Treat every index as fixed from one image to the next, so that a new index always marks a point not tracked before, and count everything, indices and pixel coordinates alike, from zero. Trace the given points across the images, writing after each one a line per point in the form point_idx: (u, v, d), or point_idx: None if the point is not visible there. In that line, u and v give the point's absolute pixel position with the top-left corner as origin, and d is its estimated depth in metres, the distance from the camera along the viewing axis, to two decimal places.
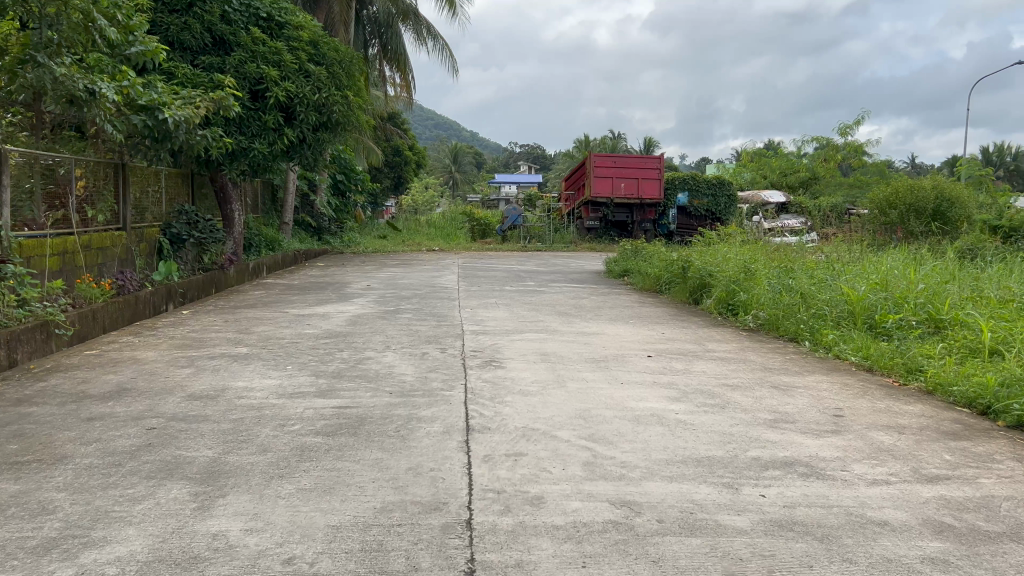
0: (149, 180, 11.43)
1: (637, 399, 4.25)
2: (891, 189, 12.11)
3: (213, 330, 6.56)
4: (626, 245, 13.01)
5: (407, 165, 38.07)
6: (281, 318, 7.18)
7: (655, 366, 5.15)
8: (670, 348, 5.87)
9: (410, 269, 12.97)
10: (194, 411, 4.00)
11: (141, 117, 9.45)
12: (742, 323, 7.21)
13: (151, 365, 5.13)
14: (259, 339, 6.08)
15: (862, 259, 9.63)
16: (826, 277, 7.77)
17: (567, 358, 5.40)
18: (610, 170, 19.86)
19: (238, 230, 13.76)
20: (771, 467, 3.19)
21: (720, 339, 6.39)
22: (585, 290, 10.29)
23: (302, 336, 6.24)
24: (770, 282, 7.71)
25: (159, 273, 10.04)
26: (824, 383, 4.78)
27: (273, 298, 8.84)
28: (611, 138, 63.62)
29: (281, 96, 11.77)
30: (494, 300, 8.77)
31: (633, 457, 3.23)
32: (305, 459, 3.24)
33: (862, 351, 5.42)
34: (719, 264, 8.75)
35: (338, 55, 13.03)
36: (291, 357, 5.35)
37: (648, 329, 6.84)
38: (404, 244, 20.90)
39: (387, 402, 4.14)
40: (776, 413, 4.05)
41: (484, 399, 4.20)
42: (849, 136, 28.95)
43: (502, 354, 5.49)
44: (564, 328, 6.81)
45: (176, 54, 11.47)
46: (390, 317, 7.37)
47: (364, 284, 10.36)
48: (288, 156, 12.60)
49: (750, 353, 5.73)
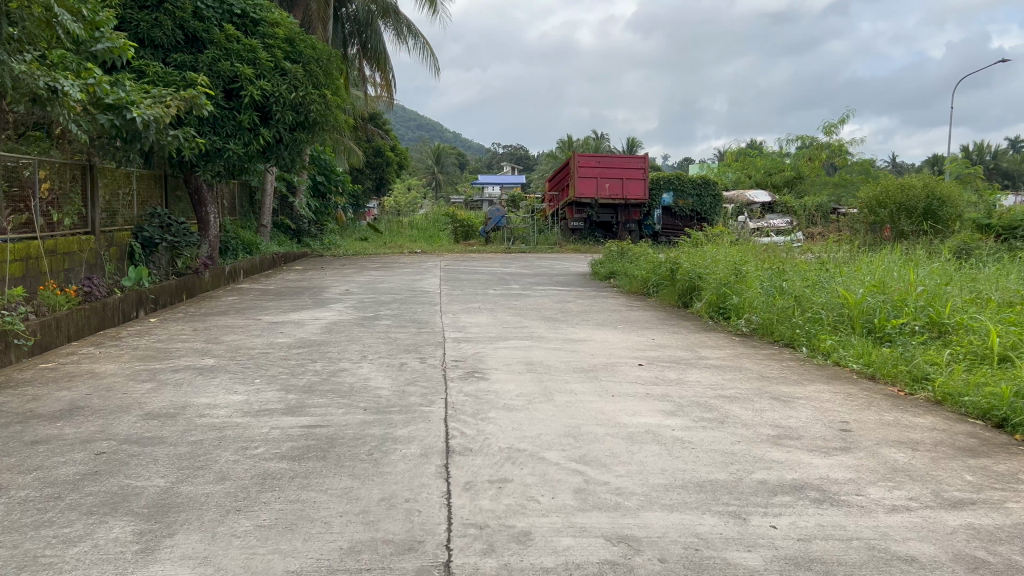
0: (119, 182, 11.04)
1: (629, 413, 3.97)
2: (881, 188, 11.98)
3: (180, 339, 6.21)
4: (612, 246, 12.75)
5: (389, 166, 37.63)
6: (254, 326, 6.84)
7: (647, 377, 4.87)
8: (661, 355, 5.59)
9: (391, 273, 12.65)
10: (149, 433, 3.66)
11: (108, 116, 9.05)
12: (734, 327, 6.95)
13: (110, 380, 4.79)
14: (227, 350, 5.74)
15: (854, 260, 9.42)
16: (820, 279, 7.53)
17: (555, 368, 5.11)
18: (594, 170, 19.62)
19: (214, 233, 13.38)
20: (780, 493, 2.91)
21: (713, 345, 6.12)
22: (571, 294, 10.00)
23: (274, 346, 5.91)
24: (762, 284, 7.46)
25: (129, 279, 9.66)
26: (826, 394, 4.52)
27: (247, 304, 8.49)
28: (594, 138, 63.45)
29: (256, 95, 11.41)
30: (477, 305, 8.46)
31: (629, 482, 2.95)
32: (266, 489, 2.92)
33: (864, 358, 5.17)
34: (708, 266, 8.51)
35: (315, 53, 12.72)
36: (261, 370, 5.03)
37: (638, 335, 6.55)
38: (386, 246, 20.58)
39: (361, 420, 3.83)
40: (779, 428, 3.77)
41: (465, 415, 3.90)
42: (833, 135, 28.88)
43: (486, 364, 5.19)
44: (550, 334, 6.52)
45: (146, 52, 11.08)
46: (368, 324, 7.05)
47: (343, 289, 10.04)
48: (264, 156, 12.25)
49: (745, 361, 5.46)
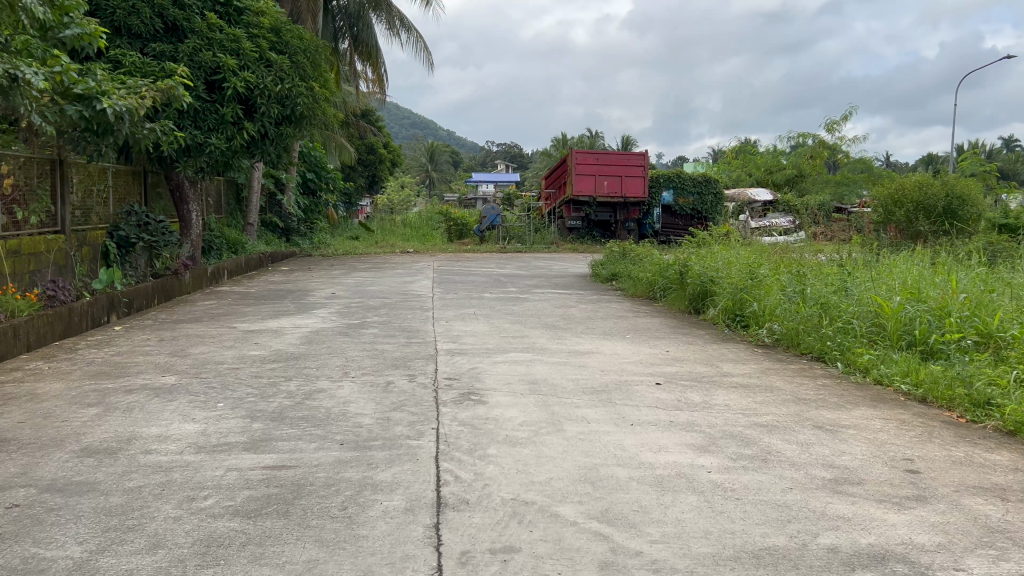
0: (93, 178, 10.40)
1: (654, 449, 3.36)
2: (897, 186, 11.37)
3: (141, 353, 5.56)
4: (614, 247, 12.15)
5: (381, 164, 36.88)
6: (227, 337, 6.20)
7: (668, 400, 4.26)
8: (681, 373, 4.97)
9: (381, 274, 12.01)
10: (79, 477, 3.02)
11: (77, 107, 8.32)
12: (756, 336, 6.35)
13: (50, 403, 4.14)
14: (192, 365, 5.10)
15: (875, 264, 8.84)
16: (846, 284, 6.94)
17: (562, 388, 4.49)
18: (593, 167, 19.03)
19: (195, 232, 12.72)
20: (858, 566, 2.30)
21: (735, 359, 5.52)
22: (572, 298, 9.37)
23: (246, 361, 5.27)
24: (783, 289, 6.86)
25: (100, 281, 8.99)
26: (877, 423, 3.92)
27: (222, 310, 7.83)
28: (590, 135, 62.90)
29: (239, 86, 10.74)
30: (473, 311, 7.83)
31: (667, 553, 2.34)
32: (208, 563, 2.30)
33: (912, 378, 4.59)
34: (722, 270, 7.92)
35: (301, 43, 12.07)
36: (227, 391, 4.40)
37: (650, 347, 5.93)
38: (377, 245, 19.94)
39: (336, 459, 3.21)
40: (836, 471, 3.16)
41: (460, 452, 3.28)
42: (836, 132, 28.32)
43: (483, 383, 4.57)
44: (554, 346, 5.90)
45: (122, 41, 10.39)
46: (353, 333, 6.42)
47: (329, 293, 9.41)
48: (248, 152, 11.58)
49: (776, 380, 4.85)
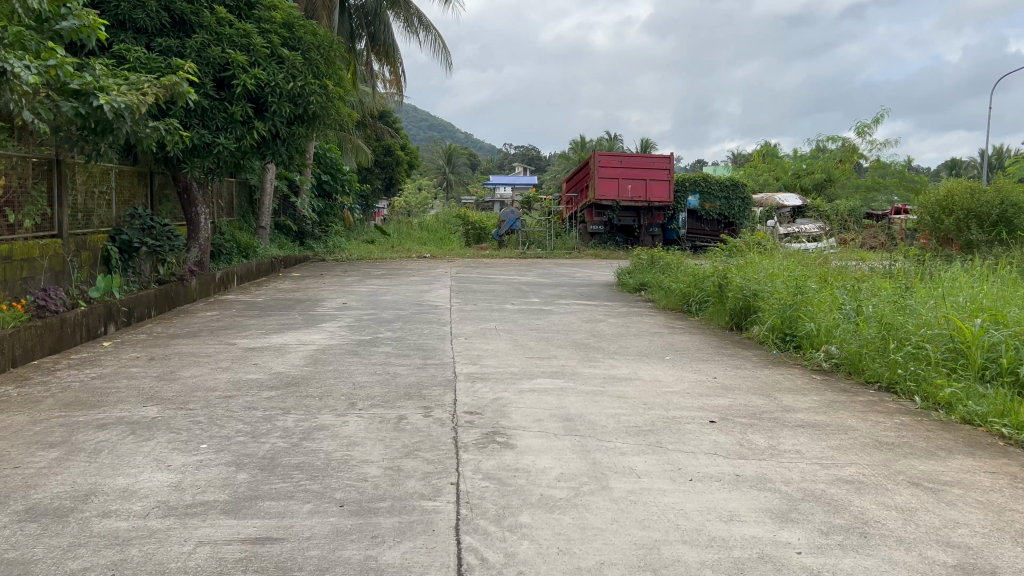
0: (94, 179, 9.88)
1: (725, 518, 2.73)
2: (944, 192, 10.63)
3: (126, 376, 4.97)
4: (642, 254, 11.52)
5: (398, 166, 36.36)
6: (224, 356, 5.62)
7: (726, 445, 3.62)
8: (737, 408, 4.33)
9: (397, 282, 11.43)
10: (12, 553, 2.43)
11: (73, 104, 7.72)
12: (811, 360, 5.69)
13: (4, 443, 3.54)
14: (179, 393, 4.51)
15: (931, 277, 8.15)
16: (909, 301, 6.26)
17: (601, 427, 3.86)
18: (616, 171, 18.38)
19: (203, 235, 12.21)
20: None
21: (793, 390, 4.86)
22: (600, 310, 8.72)
23: (241, 388, 4.67)
24: (840, 307, 6.19)
25: (97, 289, 8.46)
26: (985, 479, 3.26)
27: (224, 323, 7.25)
28: (609, 138, 62.18)
29: (249, 84, 10.16)
30: (494, 325, 7.21)
31: None
32: None
33: (1011, 419, 3.93)
34: (767, 285, 7.28)
35: (315, 39, 11.51)
36: (215, 428, 3.81)
37: (695, 373, 5.27)
38: (393, 250, 19.37)
39: (333, 529, 2.60)
40: (958, 553, 2.52)
41: (486, 521, 2.67)
42: (866, 135, 27.45)
43: (509, 419, 3.94)
44: (587, 370, 5.26)
45: (126, 36, 9.82)
46: (363, 352, 5.82)
47: (340, 303, 8.83)
48: (258, 153, 11.02)
49: (848, 418, 4.19)
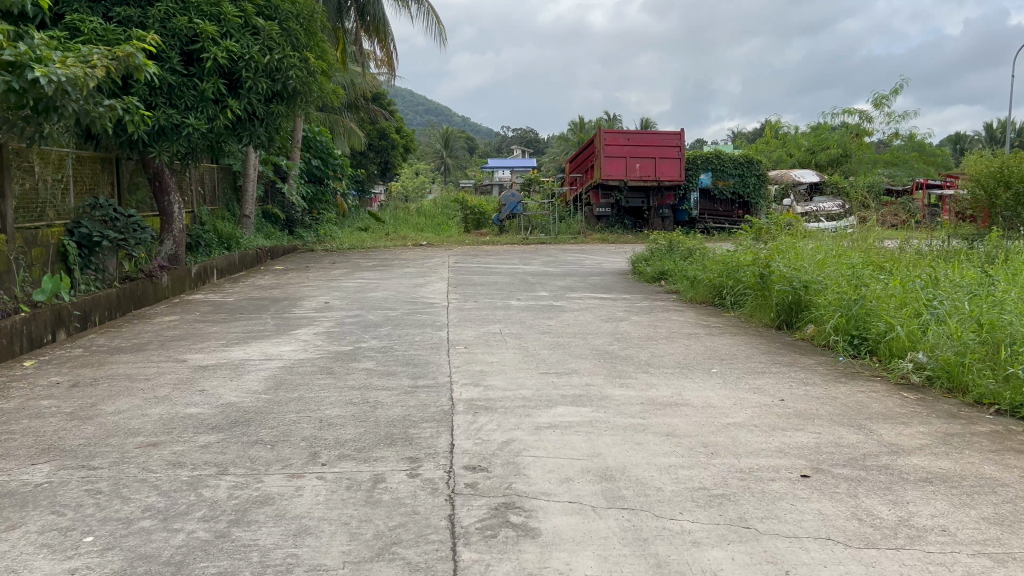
0: (45, 165, 8.71)
1: None
2: (999, 163, 9.47)
3: (31, 413, 3.86)
4: (658, 238, 10.39)
5: (394, 149, 35.00)
6: (166, 380, 4.51)
7: (841, 523, 2.53)
8: (830, 453, 3.23)
9: (387, 275, 10.31)
10: None
11: (3, 78, 6.28)
12: (895, 371, 4.60)
13: None
14: (89, 441, 3.41)
15: (1002, 262, 7.05)
16: (1005, 292, 5.14)
17: (657, 492, 2.76)
18: (624, 149, 17.22)
19: (178, 226, 11.02)
20: None
21: (888, 417, 3.77)
22: (619, 305, 7.61)
23: (172, 431, 3.55)
24: (925, 303, 5.07)
25: (44, 291, 7.30)
26: None
27: (181, 331, 6.14)
28: (610, 118, 60.83)
29: (221, 57, 8.96)
30: (498, 330, 6.09)
31: None
32: None
33: None
34: (820, 274, 6.16)
35: (295, 7, 10.25)
36: (116, 504, 2.70)
37: (756, 393, 4.17)
38: (387, 238, 18.20)
39: None
40: None
41: None
42: (883, 107, 26.13)
43: (527, 480, 2.85)
44: (619, 392, 4.16)
45: (80, 4, 8.57)
46: (340, 370, 4.73)
47: (322, 302, 7.72)
48: (234, 135, 9.81)
49: (983, 466, 3.09)
